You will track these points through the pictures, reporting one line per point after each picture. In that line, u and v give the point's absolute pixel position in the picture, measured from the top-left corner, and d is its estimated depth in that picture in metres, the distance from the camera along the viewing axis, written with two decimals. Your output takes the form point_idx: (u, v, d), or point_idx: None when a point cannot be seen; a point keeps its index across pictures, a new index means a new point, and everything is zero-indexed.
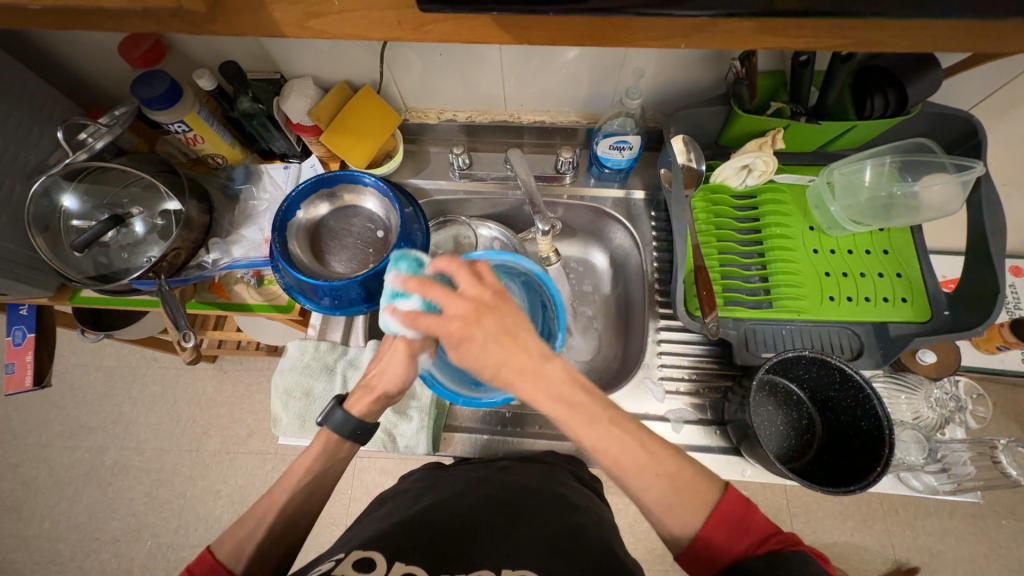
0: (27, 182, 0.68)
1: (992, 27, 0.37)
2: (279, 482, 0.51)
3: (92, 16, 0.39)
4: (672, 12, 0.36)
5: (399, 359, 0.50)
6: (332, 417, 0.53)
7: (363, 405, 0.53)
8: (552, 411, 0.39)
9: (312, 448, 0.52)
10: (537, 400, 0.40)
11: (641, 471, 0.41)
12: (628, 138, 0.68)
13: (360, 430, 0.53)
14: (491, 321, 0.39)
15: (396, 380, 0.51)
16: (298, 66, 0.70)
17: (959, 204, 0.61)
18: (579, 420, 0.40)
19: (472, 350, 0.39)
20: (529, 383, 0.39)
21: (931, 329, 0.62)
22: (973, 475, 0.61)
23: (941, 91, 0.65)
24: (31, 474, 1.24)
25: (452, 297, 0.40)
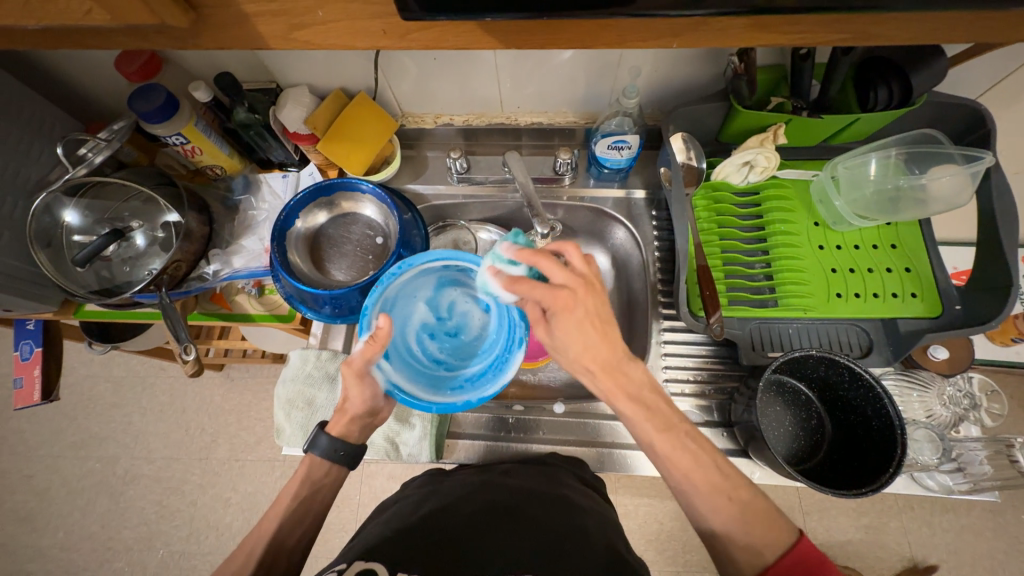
0: (29, 199, 0.69)
1: (997, 17, 0.36)
2: (269, 510, 0.51)
3: (80, 36, 0.39)
4: (662, 12, 0.35)
5: (353, 381, 0.52)
6: (318, 444, 0.53)
7: (342, 427, 0.53)
8: (629, 409, 0.46)
9: (300, 475, 0.52)
10: (618, 394, 0.46)
11: (715, 492, 0.44)
12: (626, 138, 0.68)
13: (342, 451, 0.53)
14: (593, 302, 0.46)
15: (360, 401, 0.53)
16: (292, 75, 0.70)
17: (969, 195, 0.59)
18: (653, 420, 0.46)
19: (571, 329, 0.46)
20: (612, 383, 0.46)
21: (943, 324, 0.61)
22: (990, 475, 0.60)
23: (946, 80, 0.64)
24: (44, 485, 1.25)
25: (561, 272, 0.46)
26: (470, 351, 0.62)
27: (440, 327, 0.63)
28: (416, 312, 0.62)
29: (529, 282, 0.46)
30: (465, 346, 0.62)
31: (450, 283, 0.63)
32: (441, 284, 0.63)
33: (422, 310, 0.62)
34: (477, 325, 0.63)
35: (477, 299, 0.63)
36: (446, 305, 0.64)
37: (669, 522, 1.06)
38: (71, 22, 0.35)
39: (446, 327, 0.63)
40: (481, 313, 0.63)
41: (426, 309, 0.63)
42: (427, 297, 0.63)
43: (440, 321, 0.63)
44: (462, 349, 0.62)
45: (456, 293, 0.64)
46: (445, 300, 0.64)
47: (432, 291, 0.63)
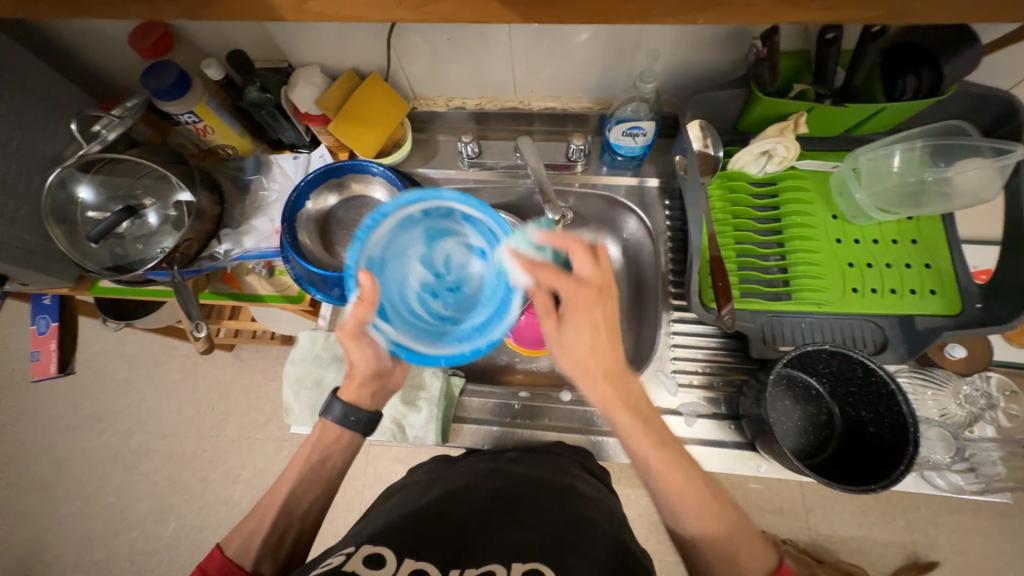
0: (45, 175, 0.69)
1: None
2: (282, 474, 0.53)
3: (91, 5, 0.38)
4: None
5: (352, 344, 0.53)
6: (332, 411, 0.54)
7: (354, 391, 0.55)
8: (624, 419, 0.45)
9: (312, 440, 0.54)
10: (616, 404, 0.46)
11: (706, 515, 0.44)
12: (641, 124, 0.66)
13: (354, 417, 0.54)
14: (607, 304, 0.47)
15: (369, 361, 0.54)
16: (305, 54, 0.69)
17: (995, 189, 0.57)
18: (648, 433, 0.45)
19: (585, 324, 0.46)
20: (612, 392, 0.46)
21: (962, 322, 0.59)
22: (1003, 476, 0.59)
23: (980, 70, 0.61)
24: (61, 456, 1.29)
25: (588, 267, 0.47)
26: (473, 302, 0.58)
27: (440, 285, 0.59)
28: (411, 270, 0.58)
29: (553, 270, 0.47)
30: (468, 299, 0.58)
31: (438, 235, 0.59)
32: (430, 236, 0.59)
33: (415, 267, 0.58)
34: (476, 274, 0.59)
35: (470, 246, 0.59)
36: (441, 259, 0.59)
37: None
38: None
39: (446, 281, 0.59)
40: (477, 261, 0.59)
41: (420, 266, 0.58)
42: (420, 255, 0.58)
43: (439, 278, 0.59)
44: (467, 301, 0.58)
45: (449, 246, 0.60)
46: (437, 255, 0.59)
47: (422, 245, 0.59)
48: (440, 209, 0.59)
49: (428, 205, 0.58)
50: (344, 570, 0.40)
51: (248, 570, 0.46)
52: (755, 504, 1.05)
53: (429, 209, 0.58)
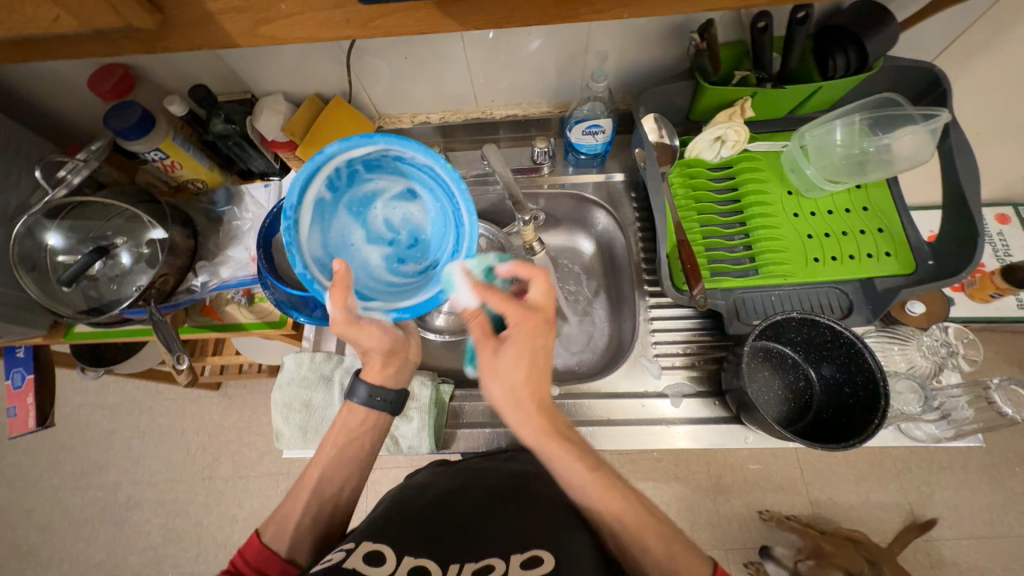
0: (11, 224, 0.69)
1: None
2: (314, 459, 0.53)
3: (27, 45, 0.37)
4: None
5: (355, 331, 0.50)
6: (358, 393, 0.55)
7: (378, 372, 0.56)
8: (555, 448, 0.46)
9: (339, 424, 0.55)
10: (544, 433, 0.47)
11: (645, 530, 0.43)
12: (599, 122, 0.69)
13: (380, 397, 0.55)
14: (546, 336, 0.49)
15: (377, 339, 0.52)
16: (267, 83, 0.70)
17: (930, 152, 0.61)
18: (580, 459, 0.46)
19: (524, 353, 0.48)
20: (541, 421, 0.47)
21: (918, 279, 0.62)
22: (972, 419, 0.62)
23: (904, 45, 0.66)
24: (46, 517, 1.24)
25: (538, 300, 0.49)
26: (433, 239, 0.56)
27: (400, 248, 0.56)
28: (367, 253, 0.55)
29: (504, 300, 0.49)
30: (431, 243, 0.56)
31: (364, 201, 0.55)
32: (356, 209, 0.55)
33: (366, 244, 0.54)
34: (421, 214, 0.57)
35: (396, 194, 0.56)
36: (382, 223, 0.56)
37: (675, 503, 1.08)
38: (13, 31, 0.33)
39: (401, 240, 0.56)
40: (412, 202, 0.56)
41: (370, 241, 0.55)
42: (362, 234, 0.55)
43: (394, 242, 0.56)
44: (427, 241, 0.56)
45: (380, 208, 0.56)
46: (374, 222, 0.55)
47: (355, 219, 0.55)
48: (341, 171, 0.53)
49: (326, 175, 0.52)
50: (345, 568, 0.40)
51: (285, 556, 0.48)
52: (755, 483, 1.06)
53: (331, 179, 0.53)
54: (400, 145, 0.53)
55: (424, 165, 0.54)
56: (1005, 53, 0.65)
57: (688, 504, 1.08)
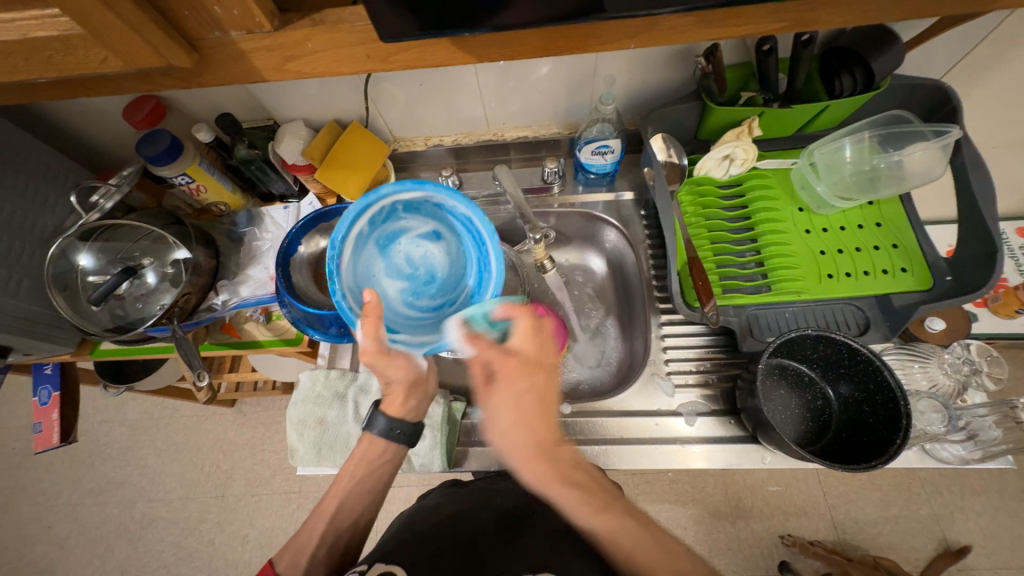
0: (45, 246, 0.72)
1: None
2: (330, 489, 0.54)
3: (73, 83, 0.40)
4: (640, 12, 0.35)
5: (382, 364, 0.51)
6: (376, 424, 0.55)
7: (398, 405, 0.56)
8: (561, 493, 0.44)
9: (357, 455, 0.55)
10: (549, 478, 0.45)
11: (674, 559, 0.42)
12: (608, 142, 0.71)
13: (399, 430, 0.55)
14: (539, 378, 0.48)
15: (403, 372, 0.54)
16: (289, 111, 0.74)
17: (943, 167, 0.61)
18: (589, 502, 0.44)
19: (511, 398, 0.46)
20: (545, 467, 0.45)
21: (936, 295, 0.62)
22: (1000, 439, 0.59)
23: (914, 63, 0.66)
24: (64, 534, 1.25)
25: (521, 342, 0.49)
26: (452, 281, 0.57)
27: (418, 284, 0.56)
28: (386, 285, 0.54)
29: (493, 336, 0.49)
30: (449, 283, 0.57)
31: (391, 237, 0.56)
32: (382, 243, 0.55)
33: (387, 277, 0.54)
34: (442, 255, 0.57)
35: (423, 233, 0.57)
36: (404, 258, 0.56)
37: (693, 527, 1.05)
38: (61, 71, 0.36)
39: (418, 275, 0.56)
40: (436, 242, 0.57)
41: (390, 272, 0.55)
42: (385, 267, 0.55)
43: (412, 277, 0.55)
44: (445, 279, 0.57)
45: (403, 243, 0.56)
46: (396, 255, 0.55)
47: (381, 252, 0.55)
48: (383, 209, 0.55)
49: (372, 210, 0.54)
50: None
51: None
52: (775, 507, 1.03)
53: (371, 214, 0.54)
54: (446, 194, 0.56)
55: (458, 214, 0.57)
56: (1018, 69, 0.65)
57: (705, 527, 1.05)
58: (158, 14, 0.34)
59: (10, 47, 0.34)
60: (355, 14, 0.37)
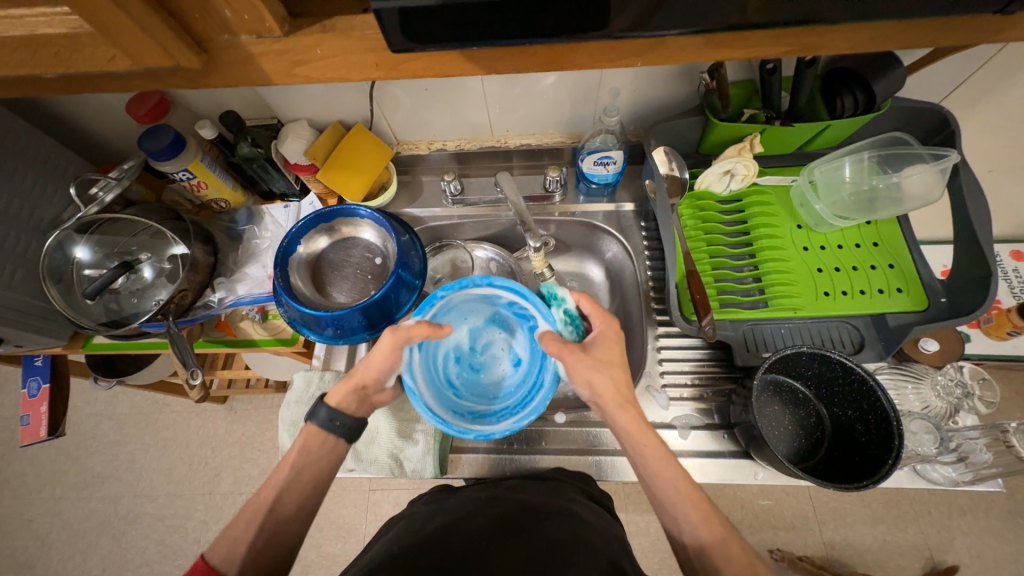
0: (42, 237, 0.71)
1: (975, 25, 0.36)
2: (266, 483, 0.51)
3: (77, 79, 0.39)
4: (647, 33, 0.35)
5: (385, 349, 0.54)
6: (319, 414, 0.54)
7: (343, 395, 0.55)
8: (647, 438, 0.51)
9: (297, 445, 0.53)
10: (640, 427, 0.51)
11: (708, 514, 0.47)
12: (611, 153, 0.71)
13: (339, 423, 0.54)
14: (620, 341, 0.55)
15: (376, 370, 0.54)
16: (293, 111, 0.74)
17: (941, 190, 0.62)
18: (664, 454, 0.50)
19: (609, 352, 0.54)
20: (632, 416, 0.52)
21: (931, 316, 0.62)
22: (990, 462, 0.60)
23: (913, 87, 0.67)
24: (45, 529, 1.24)
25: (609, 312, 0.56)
26: (480, 391, 0.60)
27: (466, 358, 0.63)
28: (456, 331, 0.63)
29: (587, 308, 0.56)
30: (477, 384, 0.61)
31: (501, 323, 0.64)
32: (492, 321, 0.64)
33: (465, 332, 0.63)
34: (499, 371, 0.62)
35: (514, 352, 0.62)
36: (483, 341, 0.64)
37: None
38: (67, 67, 0.36)
39: (475, 361, 0.63)
40: (510, 363, 0.62)
41: (466, 333, 0.64)
42: (472, 326, 0.64)
43: (471, 352, 0.63)
44: (482, 387, 0.61)
45: (498, 337, 0.64)
46: (485, 338, 0.64)
47: (485, 322, 0.64)
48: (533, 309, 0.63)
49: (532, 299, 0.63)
50: None
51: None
52: (765, 522, 1.03)
53: (520, 304, 0.61)
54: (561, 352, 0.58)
55: (541, 378, 0.58)
56: (1015, 97, 0.66)
57: None
58: (168, 14, 0.34)
59: (17, 42, 0.34)
60: (365, 22, 0.37)
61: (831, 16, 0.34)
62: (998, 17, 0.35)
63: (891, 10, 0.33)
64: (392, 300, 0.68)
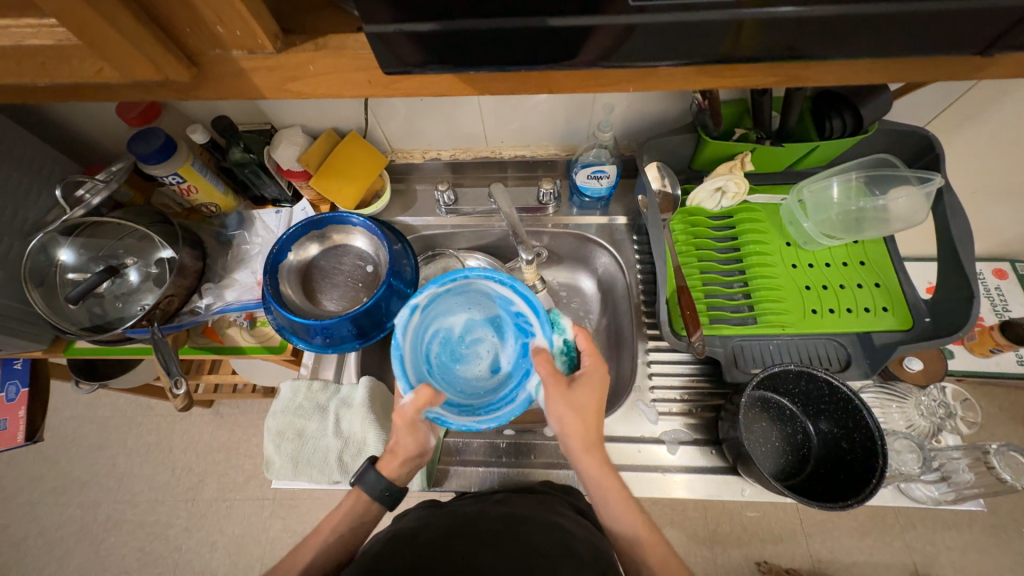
0: (25, 239, 0.70)
1: (956, 63, 0.37)
2: (305, 541, 0.52)
3: (64, 89, 0.39)
4: (639, 62, 0.36)
5: (404, 428, 0.52)
6: (366, 478, 0.55)
7: (393, 467, 0.55)
8: (607, 480, 0.53)
9: (344, 508, 0.55)
10: (602, 469, 0.53)
11: (661, 557, 0.50)
12: (605, 167, 0.72)
13: (388, 490, 0.54)
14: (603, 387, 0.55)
15: (411, 445, 0.54)
16: (286, 117, 0.73)
17: (925, 213, 0.63)
18: (622, 496, 0.53)
19: (587, 398, 0.53)
20: (595, 458, 0.53)
21: (915, 336, 0.63)
22: (972, 482, 0.61)
23: (900, 110, 0.69)
24: (21, 534, 1.20)
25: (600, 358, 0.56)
26: (452, 380, 0.58)
27: (452, 344, 0.61)
28: (454, 315, 0.62)
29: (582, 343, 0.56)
30: (451, 372, 0.59)
31: (499, 328, 0.62)
32: (493, 323, 0.62)
33: (461, 321, 0.62)
34: (477, 370, 0.60)
35: (498, 360, 0.60)
36: (475, 338, 0.62)
37: None
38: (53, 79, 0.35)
39: (459, 350, 0.61)
40: (491, 368, 0.60)
41: (462, 322, 0.63)
42: (469, 318, 0.63)
43: (458, 341, 0.62)
44: (454, 379, 0.59)
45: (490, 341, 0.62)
46: (478, 335, 0.62)
47: (485, 322, 0.62)
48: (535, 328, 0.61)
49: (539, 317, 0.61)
50: None
51: None
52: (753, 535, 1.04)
53: (526, 317, 0.59)
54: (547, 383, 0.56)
55: (513, 396, 0.56)
56: (997, 123, 0.68)
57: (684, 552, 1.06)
58: (158, 28, 0.34)
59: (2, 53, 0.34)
60: (358, 41, 0.37)
61: (817, 52, 0.34)
62: (978, 57, 0.36)
63: (874, 49, 0.34)
64: (383, 309, 0.68)
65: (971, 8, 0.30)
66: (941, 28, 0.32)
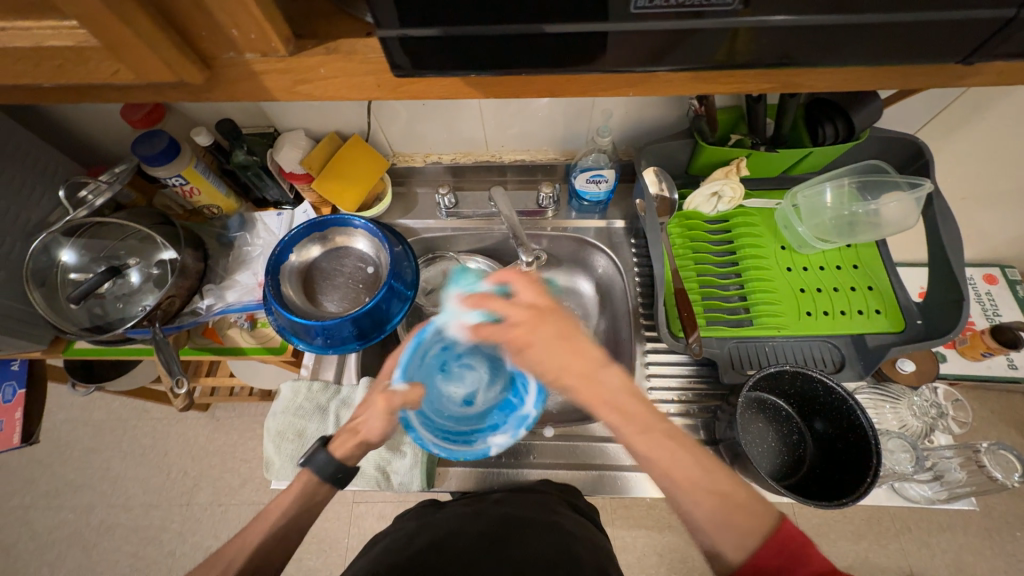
0: (27, 239, 0.70)
1: (942, 72, 0.38)
2: (257, 521, 0.50)
3: (79, 90, 0.40)
4: (639, 66, 0.37)
5: (378, 411, 0.54)
6: (315, 459, 0.52)
7: (346, 448, 0.53)
8: (608, 414, 0.44)
9: (294, 489, 0.52)
10: (597, 394, 0.45)
11: (694, 486, 0.41)
12: (603, 172, 0.73)
13: (338, 473, 0.52)
14: (550, 326, 0.47)
15: (376, 430, 0.53)
16: (290, 120, 0.74)
17: (916, 218, 0.65)
18: (630, 424, 0.44)
19: (539, 352, 0.47)
20: (591, 389, 0.45)
21: (907, 338, 0.64)
22: (963, 481, 0.62)
23: (891, 118, 0.71)
24: (12, 539, 1.19)
25: (512, 308, 0.48)
26: (431, 388, 0.62)
27: (450, 357, 0.65)
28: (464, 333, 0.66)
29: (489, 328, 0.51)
30: (433, 383, 0.63)
31: (493, 366, 0.65)
32: (492, 360, 0.65)
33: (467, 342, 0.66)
34: (452, 391, 0.64)
35: (474, 396, 0.64)
36: (468, 365, 0.65)
37: (668, 554, 1.06)
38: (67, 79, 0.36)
39: (452, 366, 0.65)
40: (466, 398, 0.64)
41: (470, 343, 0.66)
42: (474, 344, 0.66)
43: (455, 356, 0.65)
44: (433, 389, 0.63)
45: (478, 373, 0.65)
46: (473, 363, 0.65)
47: (485, 356, 0.65)
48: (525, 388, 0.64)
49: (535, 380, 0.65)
50: None
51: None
52: None
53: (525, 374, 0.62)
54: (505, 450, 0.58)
55: (473, 439, 0.59)
56: (985, 130, 0.70)
57: (681, 555, 1.06)
58: (174, 31, 0.35)
59: (20, 54, 0.34)
60: (368, 46, 0.38)
61: (812, 59, 0.35)
62: (962, 66, 0.37)
63: (865, 57, 0.35)
64: (383, 310, 0.69)
65: (957, 19, 0.32)
66: (929, 37, 0.33)
